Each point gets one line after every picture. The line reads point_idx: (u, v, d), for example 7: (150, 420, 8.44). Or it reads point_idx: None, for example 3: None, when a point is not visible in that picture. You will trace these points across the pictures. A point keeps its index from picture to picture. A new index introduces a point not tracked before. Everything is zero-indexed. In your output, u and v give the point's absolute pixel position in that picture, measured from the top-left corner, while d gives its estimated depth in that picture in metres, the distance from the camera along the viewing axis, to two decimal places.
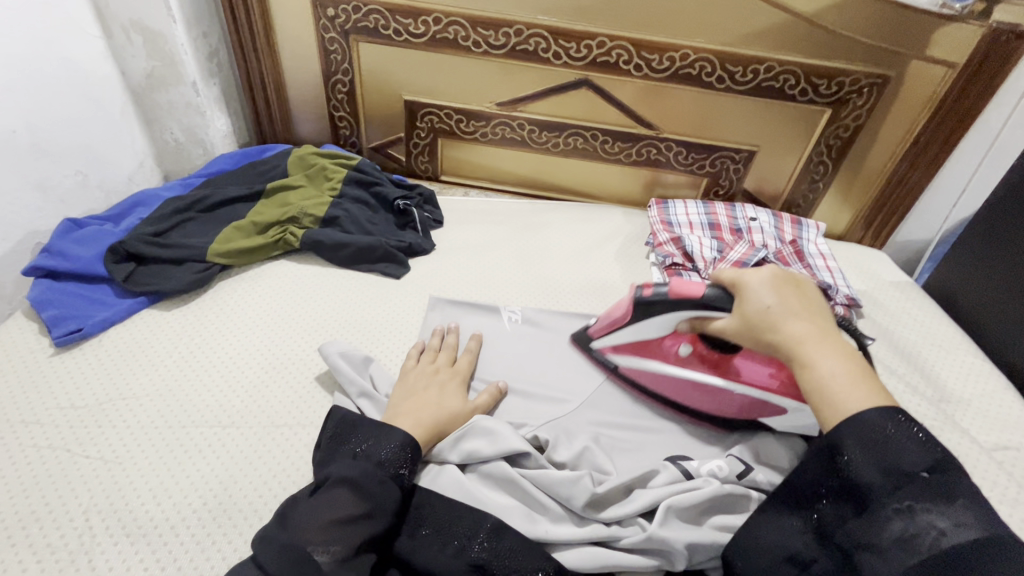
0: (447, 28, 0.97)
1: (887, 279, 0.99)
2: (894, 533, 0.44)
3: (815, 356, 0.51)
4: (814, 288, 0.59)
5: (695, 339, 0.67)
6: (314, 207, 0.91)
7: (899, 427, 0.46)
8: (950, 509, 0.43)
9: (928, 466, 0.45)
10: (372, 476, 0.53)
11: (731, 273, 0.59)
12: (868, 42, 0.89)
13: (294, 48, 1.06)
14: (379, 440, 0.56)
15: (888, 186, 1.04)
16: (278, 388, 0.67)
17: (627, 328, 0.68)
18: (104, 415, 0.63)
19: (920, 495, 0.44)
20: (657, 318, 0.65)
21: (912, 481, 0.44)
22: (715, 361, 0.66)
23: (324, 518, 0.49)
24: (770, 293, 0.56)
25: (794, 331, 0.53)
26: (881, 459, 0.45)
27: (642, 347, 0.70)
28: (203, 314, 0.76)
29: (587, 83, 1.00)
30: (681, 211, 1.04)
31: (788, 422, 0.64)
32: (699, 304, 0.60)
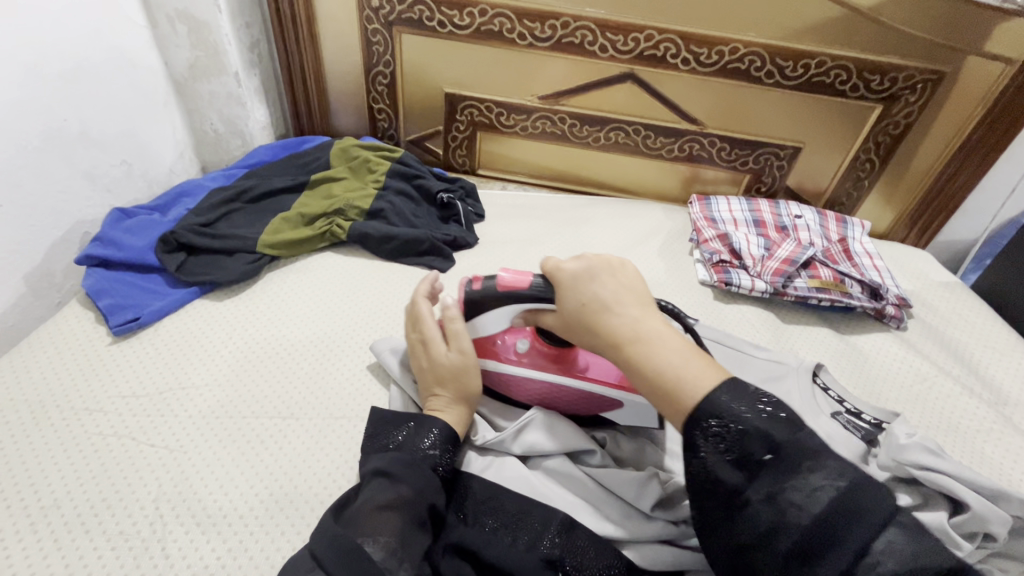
0: (493, 20, 0.96)
1: (935, 280, 0.97)
2: (761, 526, 0.40)
3: (647, 351, 0.47)
4: (631, 269, 0.53)
5: (535, 334, 0.63)
6: (360, 199, 0.90)
7: (734, 405, 0.43)
8: (802, 480, 0.40)
9: (769, 447, 0.41)
10: (412, 466, 0.52)
11: (554, 262, 0.54)
12: (925, 37, 0.88)
13: (336, 39, 1.05)
14: (417, 432, 0.56)
15: (936, 185, 1.02)
16: (334, 380, 0.67)
17: (464, 328, 0.62)
18: (166, 404, 0.63)
19: (774, 479, 0.41)
20: (489, 316, 0.59)
21: (761, 466, 0.41)
22: (557, 357, 0.63)
23: (369, 507, 0.48)
24: (592, 286, 0.51)
25: (624, 327, 0.48)
26: (730, 451, 0.42)
27: (476, 349, 0.64)
28: (254, 305, 0.76)
29: (632, 76, 0.99)
30: (724, 208, 1.03)
31: (630, 417, 0.62)
32: (529, 295, 0.55)
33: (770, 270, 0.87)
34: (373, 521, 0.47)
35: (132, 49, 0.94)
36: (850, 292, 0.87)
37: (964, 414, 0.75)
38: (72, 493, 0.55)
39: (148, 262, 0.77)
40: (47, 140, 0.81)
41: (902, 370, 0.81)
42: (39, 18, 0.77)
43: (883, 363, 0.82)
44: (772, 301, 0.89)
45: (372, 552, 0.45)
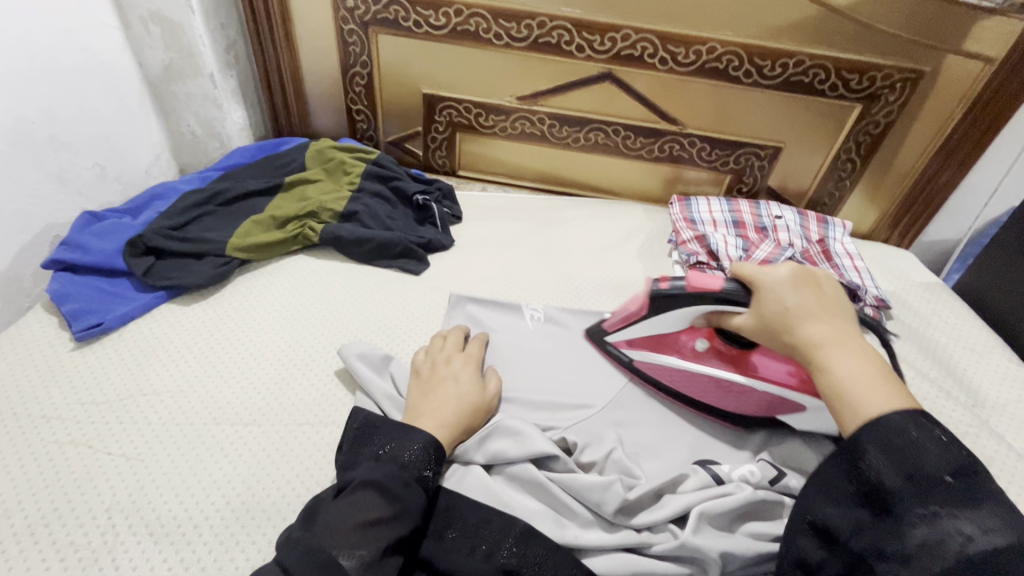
0: (469, 20, 0.95)
1: (915, 280, 0.97)
2: (919, 539, 0.42)
3: (832, 359, 0.51)
4: (832, 285, 0.59)
5: (713, 334, 0.68)
6: (333, 202, 0.89)
7: (922, 430, 0.45)
8: (976, 513, 0.42)
9: (952, 470, 0.43)
10: (397, 479, 0.51)
11: (753, 267, 0.59)
12: (904, 35, 0.87)
13: (313, 40, 1.04)
14: (401, 442, 0.54)
15: (918, 184, 1.01)
16: (299, 386, 0.66)
17: (643, 322, 0.68)
18: (126, 411, 0.62)
19: (946, 501, 0.42)
20: (673, 312, 0.65)
21: (936, 485, 0.43)
22: (734, 357, 0.67)
23: (351, 520, 0.47)
24: (792, 294, 0.56)
25: (810, 334, 0.53)
26: (906, 464, 0.44)
27: (650, 343, 0.70)
28: (223, 310, 0.75)
29: (610, 76, 0.98)
30: (704, 208, 1.02)
31: (810, 421, 0.62)
32: (718, 296, 0.60)
33: None
34: (349, 533, 0.46)
35: (104, 50, 0.93)
36: None
37: (940, 418, 0.74)
38: (23, 503, 0.54)
39: (116, 267, 0.76)
40: (14, 143, 0.80)
41: None
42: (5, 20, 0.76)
43: None
44: None
45: (346, 565, 0.45)
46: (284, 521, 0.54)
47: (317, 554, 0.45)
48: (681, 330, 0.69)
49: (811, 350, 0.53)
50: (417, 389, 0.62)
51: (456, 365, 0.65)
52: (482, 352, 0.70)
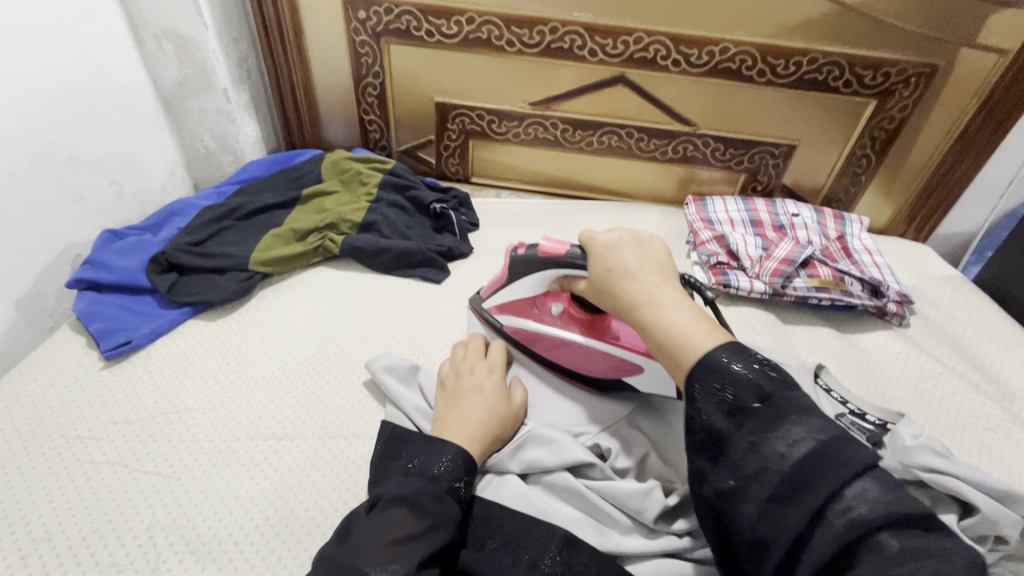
0: (481, 27, 0.95)
1: (936, 274, 0.96)
2: (750, 468, 0.42)
3: (663, 311, 0.51)
4: (659, 244, 0.58)
5: (570, 299, 0.67)
6: (352, 213, 0.90)
7: (746, 366, 0.45)
8: (784, 430, 0.42)
9: (759, 397, 0.43)
10: (432, 493, 0.50)
11: (587, 233, 0.59)
12: (918, 30, 0.87)
13: (324, 52, 1.05)
14: (431, 455, 0.54)
15: (934, 177, 1.01)
16: (329, 399, 0.66)
17: (507, 287, 0.69)
18: (159, 430, 0.62)
19: (759, 427, 0.42)
20: (528, 278, 0.66)
21: (749, 413, 0.43)
22: (586, 321, 0.66)
23: (384, 537, 0.46)
24: (622, 256, 0.56)
25: (639, 292, 0.53)
26: (725, 401, 0.44)
27: (514, 310, 0.70)
28: (248, 324, 0.75)
29: (623, 79, 0.98)
30: (720, 208, 1.02)
31: (647, 383, 0.64)
32: (562, 262, 0.61)
33: (768, 271, 0.86)
34: (383, 551, 0.45)
35: (120, 69, 0.93)
36: (851, 290, 0.85)
37: (972, 412, 0.74)
38: (64, 524, 0.54)
39: (140, 284, 0.76)
40: (34, 165, 0.81)
41: (906, 368, 0.80)
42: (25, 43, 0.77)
43: (887, 361, 0.81)
44: (772, 302, 0.88)
45: None
46: (325, 536, 0.54)
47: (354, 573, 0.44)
48: (539, 295, 0.68)
49: (634, 309, 0.53)
50: (444, 400, 0.61)
51: (480, 375, 0.64)
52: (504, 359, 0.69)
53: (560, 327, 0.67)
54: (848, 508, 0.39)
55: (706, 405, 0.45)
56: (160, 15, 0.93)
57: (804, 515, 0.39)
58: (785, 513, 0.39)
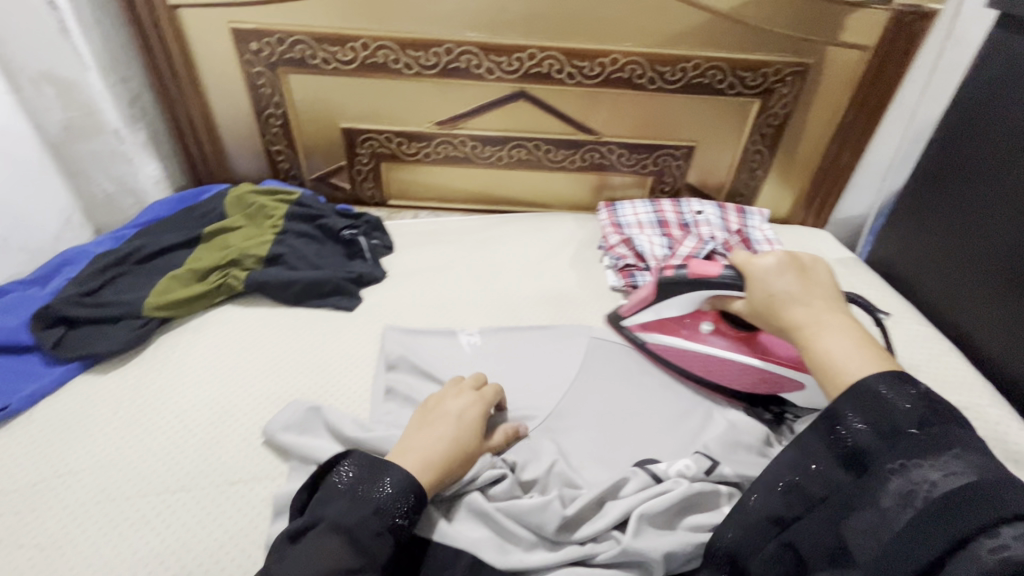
0: (376, 52, 0.96)
1: (831, 258, 1.02)
2: (894, 491, 0.43)
3: (821, 337, 0.52)
4: (822, 266, 0.60)
5: (719, 317, 0.72)
6: (256, 247, 0.87)
7: (897, 391, 0.45)
8: (940, 460, 0.43)
9: (918, 422, 0.44)
10: (365, 522, 0.49)
11: (744, 257, 0.62)
12: (787, 33, 0.93)
13: (221, 85, 1.02)
14: (376, 482, 0.52)
15: (822, 166, 1.08)
16: (229, 443, 0.64)
17: (652, 306, 0.75)
18: (39, 497, 0.58)
19: (910, 452, 0.44)
20: (680, 297, 0.72)
21: (902, 437, 0.44)
22: (740, 339, 0.71)
23: (313, 572, 0.46)
24: (777, 279, 0.58)
25: (796, 316, 0.55)
26: (874, 423, 0.45)
27: (664, 327, 0.77)
28: (144, 373, 0.72)
29: (523, 94, 1.00)
30: (630, 212, 1.05)
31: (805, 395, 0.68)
32: (716, 282, 0.66)
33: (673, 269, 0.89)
34: None
35: None
36: None
37: None
38: None
39: (21, 343, 0.72)
40: None
41: None
42: None
43: None
44: None
45: None
46: None
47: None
48: (684, 314, 0.74)
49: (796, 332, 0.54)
50: (417, 420, 0.60)
51: (454, 399, 0.63)
52: (496, 394, 0.67)
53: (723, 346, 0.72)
54: (1004, 547, 0.38)
55: (853, 421, 0.46)
56: (34, 58, 0.88)
57: (946, 540, 0.40)
58: (917, 530, 0.41)
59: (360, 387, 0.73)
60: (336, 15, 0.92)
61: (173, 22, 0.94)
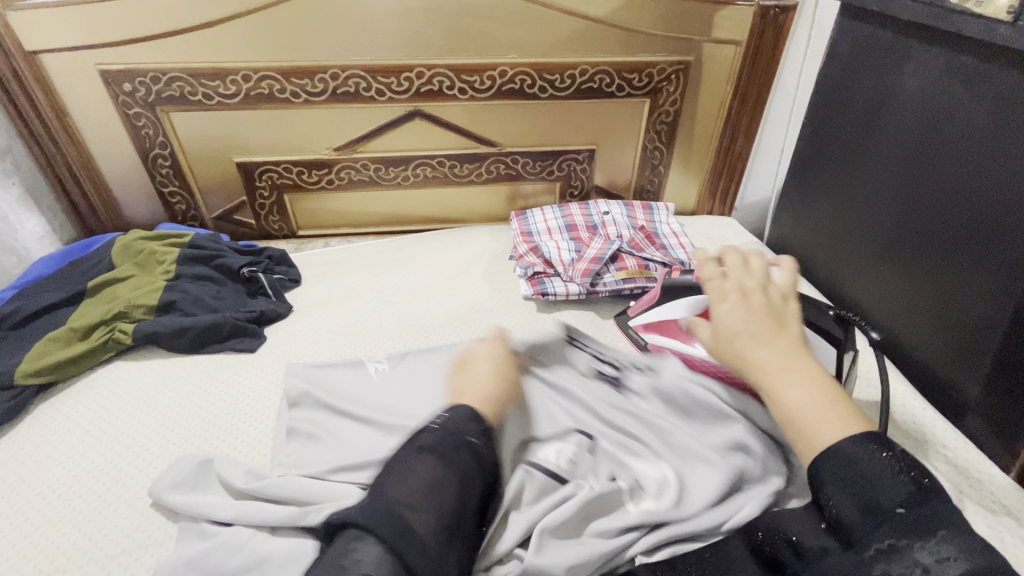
0: (260, 83, 0.93)
1: (734, 244, 1.06)
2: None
3: (781, 388, 0.48)
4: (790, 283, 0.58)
5: None
6: (145, 296, 0.83)
7: (875, 459, 0.42)
8: (932, 543, 0.39)
9: (903, 499, 0.41)
10: (449, 441, 0.50)
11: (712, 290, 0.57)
12: (663, 33, 0.96)
13: (99, 130, 0.97)
14: (455, 414, 0.53)
15: (719, 156, 1.12)
16: (111, 512, 0.61)
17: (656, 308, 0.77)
18: None
19: (899, 532, 0.40)
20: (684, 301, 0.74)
21: (888, 516, 0.41)
22: None
23: (414, 486, 0.46)
24: (736, 318, 0.53)
25: (760, 360, 0.50)
26: (857, 494, 0.42)
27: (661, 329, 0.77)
28: (21, 448, 0.68)
29: (418, 113, 1.00)
30: (540, 219, 1.06)
31: None
32: None
33: (579, 272, 0.90)
34: (420, 495, 0.46)
35: None
36: (655, 275, 0.91)
37: None
38: None
39: None
40: None
41: None
42: None
43: None
44: (591, 301, 0.92)
45: (415, 523, 0.44)
46: None
47: (392, 519, 0.44)
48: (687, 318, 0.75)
49: (759, 380, 0.50)
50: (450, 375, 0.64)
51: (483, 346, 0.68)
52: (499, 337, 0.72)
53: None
54: None
55: (832, 494, 0.43)
56: None
57: None
58: None
59: (260, 431, 0.70)
60: (211, 50, 0.90)
61: (35, 68, 0.89)
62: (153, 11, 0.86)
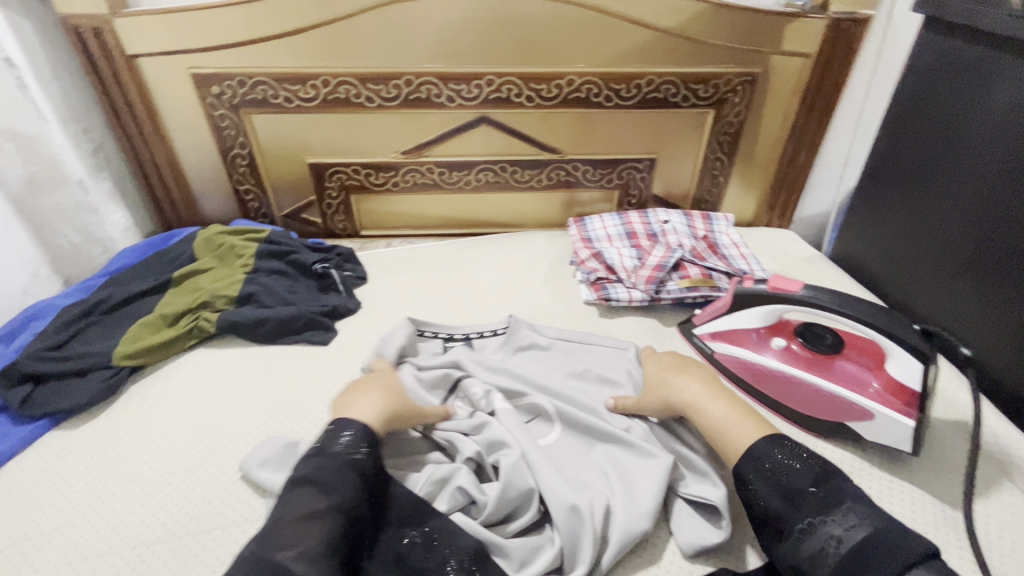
0: (337, 88, 0.97)
1: (796, 256, 1.05)
2: (808, 550, 0.49)
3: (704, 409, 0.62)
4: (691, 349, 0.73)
5: (793, 337, 0.75)
6: (227, 287, 0.87)
7: (783, 452, 0.55)
8: (840, 516, 0.49)
9: (812, 481, 0.52)
10: (330, 467, 0.51)
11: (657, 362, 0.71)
12: (732, 45, 0.96)
13: (184, 130, 1.03)
14: (326, 441, 0.55)
15: (781, 169, 1.11)
16: (204, 488, 0.63)
17: (727, 315, 0.78)
18: (8, 562, 0.57)
19: (815, 511, 0.50)
20: (756, 309, 0.75)
21: (805, 497, 0.51)
22: (813, 359, 0.72)
23: (296, 517, 0.47)
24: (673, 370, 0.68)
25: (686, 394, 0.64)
26: (779, 486, 0.53)
27: (729, 336, 0.78)
28: (116, 425, 0.72)
29: (485, 119, 1.03)
30: (599, 225, 1.08)
31: (871, 428, 0.65)
32: (796, 299, 0.69)
33: (642, 279, 0.90)
34: (294, 530, 0.46)
35: None
36: (719, 285, 0.91)
37: None
38: None
39: None
40: None
41: None
42: None
43: None
44: (653, 308, 0.92)
45: (290, 561, 0.44)
46: None
47: (269, 566, 0.44)
48: (759, 327, 0.76)
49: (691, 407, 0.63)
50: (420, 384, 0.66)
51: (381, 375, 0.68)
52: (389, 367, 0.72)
53: (779, 359, 0.74)
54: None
55: (758, 486, 0.54)
56: None
57: None
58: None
59: None
60: (295, 56, 0.94)
61: (132, 70, 0.95)
62: (243, 20, 0.91)
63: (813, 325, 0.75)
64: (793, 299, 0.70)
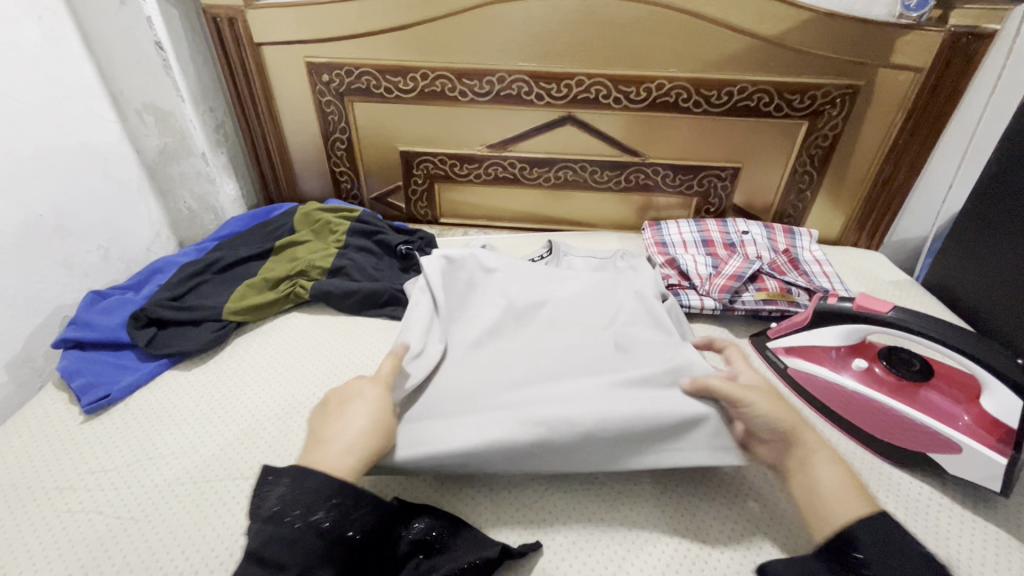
0: (434, 81, 1.03)
1: (885, 279, 1.00)
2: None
3: (824, 463, 0.53)
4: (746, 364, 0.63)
5: (877, 361, 0.73)
6: (322, 259, 0.95)
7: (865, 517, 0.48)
8: None
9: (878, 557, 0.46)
10: (284, 542, 0.46)
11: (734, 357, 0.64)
12: (836, 56, 0.93)
13: (294, 112, 1.13)
14: (295, 497, 0.48)
15: (876, 187, 1.06)
16: (294, 434, 0.70)
17: (804, 332, 0.76)
18: (132, 476, 0.66)
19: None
20: (839, 326, 0.72)
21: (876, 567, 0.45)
22: (895, 385, 0.70)
23: None
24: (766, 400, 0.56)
25: (811, 438, 0.55)
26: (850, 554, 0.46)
27: (806, 353, 0.77)
28: (222, 370, 0.81)
29: (572, 118, 1.05)
30: (674, 231, 1.08)
31: (957, 465, 0.62)
32: (884, 320, 0.67)
33: (717, 287, 0.90)
34: None
35: (103, 143, 0.98)
36: (797, 300, 0.89)
37: None
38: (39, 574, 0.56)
39: (120, 340, 0.81)
40: (27, 235, 0.84)
41: None
42: (24, 128, 0.82)
43: None
44: (726, 318, 0.91)
45: None
46: None
47: None
48: (842, 345, 0.74)
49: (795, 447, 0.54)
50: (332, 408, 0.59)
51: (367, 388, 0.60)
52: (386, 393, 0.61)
53: (859, 380, 0.72)
54: None
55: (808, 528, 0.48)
56: (141, 91, 0.99)
57: None
58: None
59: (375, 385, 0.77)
60: (399, 50, 1.01)
61: (257, 57, 1.05)
62: (358, 14, 0.98)
63: (900, 350, 0.73)
64: (880, 320, 0.68)
